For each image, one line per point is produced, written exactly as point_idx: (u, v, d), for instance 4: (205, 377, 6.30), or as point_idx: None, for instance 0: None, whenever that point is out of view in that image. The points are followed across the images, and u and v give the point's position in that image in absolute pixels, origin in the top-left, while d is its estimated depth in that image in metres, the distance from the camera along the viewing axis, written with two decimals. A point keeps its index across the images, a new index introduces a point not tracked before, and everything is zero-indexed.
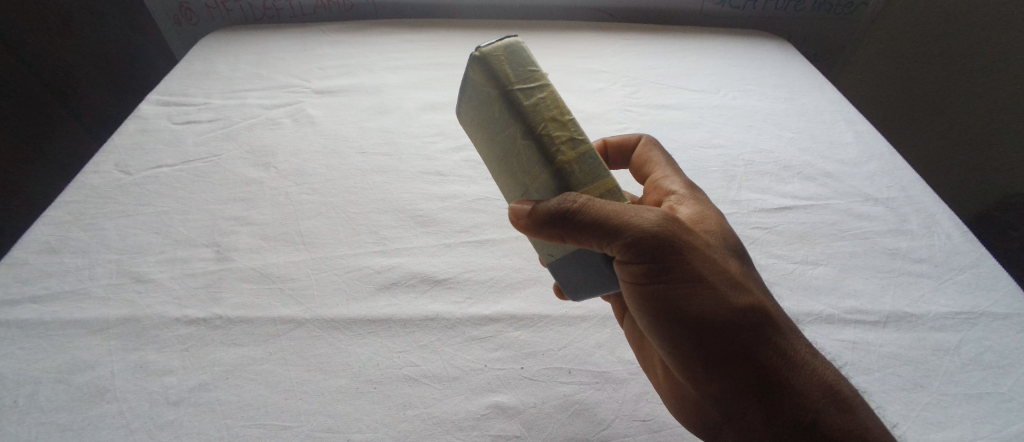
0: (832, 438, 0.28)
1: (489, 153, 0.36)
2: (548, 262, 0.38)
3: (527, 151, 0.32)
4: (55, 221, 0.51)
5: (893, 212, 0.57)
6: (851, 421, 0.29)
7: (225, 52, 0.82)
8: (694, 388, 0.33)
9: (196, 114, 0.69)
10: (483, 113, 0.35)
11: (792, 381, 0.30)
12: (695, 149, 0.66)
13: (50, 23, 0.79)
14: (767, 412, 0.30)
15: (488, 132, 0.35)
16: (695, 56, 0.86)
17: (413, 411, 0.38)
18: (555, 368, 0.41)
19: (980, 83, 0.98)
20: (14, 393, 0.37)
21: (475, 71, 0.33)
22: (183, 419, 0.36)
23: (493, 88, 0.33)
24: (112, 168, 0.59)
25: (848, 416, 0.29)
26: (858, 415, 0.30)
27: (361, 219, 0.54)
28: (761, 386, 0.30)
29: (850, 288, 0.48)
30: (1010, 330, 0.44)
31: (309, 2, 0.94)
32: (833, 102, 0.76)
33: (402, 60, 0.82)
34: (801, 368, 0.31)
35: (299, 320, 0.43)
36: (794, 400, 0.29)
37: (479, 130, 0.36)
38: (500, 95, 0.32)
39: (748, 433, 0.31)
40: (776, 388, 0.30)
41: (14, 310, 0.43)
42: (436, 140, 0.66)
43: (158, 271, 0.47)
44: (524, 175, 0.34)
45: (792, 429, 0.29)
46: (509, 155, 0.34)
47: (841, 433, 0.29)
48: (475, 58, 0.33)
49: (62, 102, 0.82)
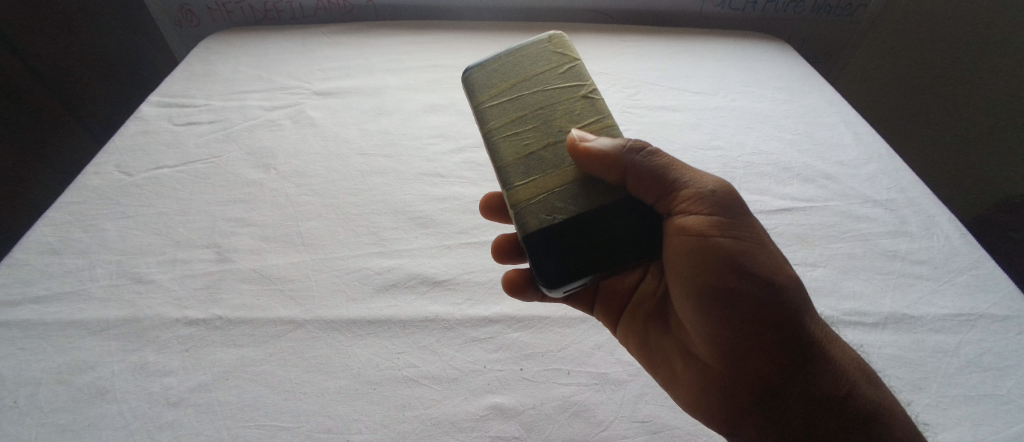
0: (862, 408, 0.33)
1: (539, 100, 0.44)
2: (538, 229, 0.38)
3: (592, 104, 0.44)
4: (56, 222, 0.52)
5: (892, 214, 0.57)
6: (877, 396, 0.34)
7: (226, 54, 0.83)
8: (736, 360, 0.36)
9: (197, 115, 0.69)
10: (552, 71, 0.45)
11: (832, 355, 0.34)
12: (695, 151, 0.66)
13: (51, 24, 0.79)
14: (807, 383, 0.34)
15: (553, 83, 0.44)
16: (695, 58, 0.86)
17: (413, 412, 0.38)
18: (554, 369, 0.41)
19: (982, 75, 0.98)
20: (14, 394, 0.37)
21: (553, 45, 0.47)
22: (183, 420, 0.36)
23: (564, 57, 0.46)
24: (112, 169, 0.59)
25: (875, 391, 0.34)
26: (881, 393, 0.34)
27: (361, 220, 0.54)
28: (804, 359, 0.34)
29: (849, 290, 0.48)
30: (1009, 332, 0.44)
31: (309, 4, 0.94)
32: (832, 104, 0.76)
33: (402, 62, 0.82)
34: (835, 348, 0.35)
35: (299, 321, 0.43)
36: (829, 376, 0.34)
37: (540, 81, 0.44)
38: (571, 62, 0.46)
39: (784, 403, 0.34)
40: (817, 362, 0.34)
41: (14, 311, 0.43)
42: (437, 141, 0.66)
43: (159, 272, 0.47)
44: (578, 122, 0.43)
45: (826, 396, 0.34)
46: (561, 101, 0.44)
47: (871, 404, 0.33)
48: (554, 38, 0.47)
49: (63, 103, 0.82)
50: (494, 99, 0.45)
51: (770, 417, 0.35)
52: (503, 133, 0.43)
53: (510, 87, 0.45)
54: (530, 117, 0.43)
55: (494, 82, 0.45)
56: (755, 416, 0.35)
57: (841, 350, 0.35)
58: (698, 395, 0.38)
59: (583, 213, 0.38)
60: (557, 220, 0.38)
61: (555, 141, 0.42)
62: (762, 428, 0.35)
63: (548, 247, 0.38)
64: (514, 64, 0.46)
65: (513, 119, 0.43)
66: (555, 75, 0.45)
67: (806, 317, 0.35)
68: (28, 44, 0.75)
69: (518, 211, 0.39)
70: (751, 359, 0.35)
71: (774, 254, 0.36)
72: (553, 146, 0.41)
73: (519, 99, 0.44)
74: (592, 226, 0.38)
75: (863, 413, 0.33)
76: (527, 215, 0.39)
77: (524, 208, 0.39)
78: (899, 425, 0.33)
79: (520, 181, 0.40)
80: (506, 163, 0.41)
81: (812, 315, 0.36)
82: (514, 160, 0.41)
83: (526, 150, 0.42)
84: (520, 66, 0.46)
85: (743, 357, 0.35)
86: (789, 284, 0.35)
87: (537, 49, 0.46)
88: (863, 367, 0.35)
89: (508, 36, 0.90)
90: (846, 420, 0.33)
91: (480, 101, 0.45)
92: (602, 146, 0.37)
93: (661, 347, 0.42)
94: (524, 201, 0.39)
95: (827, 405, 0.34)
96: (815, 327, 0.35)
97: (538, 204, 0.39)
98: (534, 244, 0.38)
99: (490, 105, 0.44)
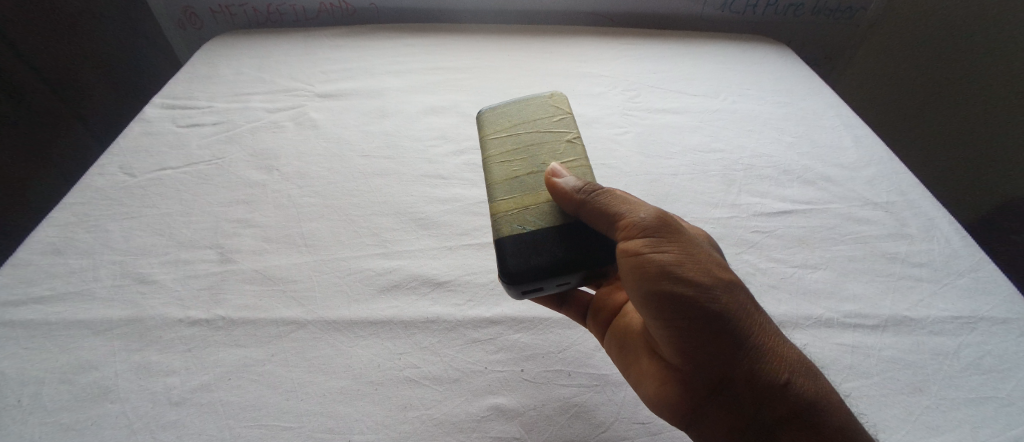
0: (805, 395, 0.32)
1: (531, 139, 0.48)
2: (509, 235, 0.40)
3: (574, 148, 0.47)
4: (59, 222, 0.52)
5: (892, 216, 0.57)
6: (816, 386, 0.32)
7: (230, 56, 0.83)
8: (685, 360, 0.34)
9: (200, 117, 0.69)
10: (547, 118, 0.50)
11: (768, 347, 0.33)
12: (695, 153, 0.66)
13: (56, 28, 0.80)
14: (751, 376, 0.32)
15: (546, 128, 0.49)
16: (696, 61, 0.87)
17: (414, 412, 0.38)
18: (555, 370, 0.41)
19: (984, 72, 0.96)
20: (18, 393, 0.37)
21: (554, 99, 0.52)
22: (185, 420, 0.37)
23: (560, 109, 0.50)
24: (117, 170, 0.59)
25: (814, 380, 0.33)
26: (821, 382, 0.33)
27: (362, 222, 0.54)
28: (745, 353, 0.32)
29: (849, 292, 0.48)
30: (1010, 334, 0.44)
31: (313, 7, 0.95)
32: (832, 106, 0.76)
33: (405, 64, 0.82)
34: (775, 340, 0.33)
35: (301, 322, 0.43)
36: (772, 364, 0.32)
37: (536, 124, 0.49)
38: (565, 114, 0.50)
39: (734, 398, 0.32)
40: (756, 354, 0.32)
41: (19, 311, 0.43)
42: (438, 143, 0.66)
43: (162, 272, 0.47)
44: (558, 159, 0.46)
45: (771, 385, 0.32)
46: (549, 143, 0.47)
47: (811, 392, 0.32)
48: (555, 94, 0.52)
49: (67, 106, 0.83)
50: (495, 134, 0.49)
51: (723, 409, 0.33)
52: (498, 160, 0.46)
53: (511, 126, 0.49)
54: (521, 151, 0.47)
55: (500, 120, 0.50)
56: (710, 412, 0.33)
57: (780, 342, 0.34)
58: (656, 389, 0.36)
59: (552, 227, 0.40)
60: (526, 230, 0.40)
61: (535, 170, 0.44)
62: (717, 422, 0.33)
63: (515, 250, 0.39)
64: (518, 108, 0.51)
65: (507, 151, 0.47)
66: (548, 123, 0.49)
67: (745, 314, 0.33)
68: (31, 46, 0.76)
69: (496, 219, 0.42)
70: (699, 357, 0.33)
71: (707, 259, 0.34)
72: (533, 175, 0.44)
73: (515, 139, 0.48)
74: (557, 243, 0.39)
75: (803, 400, 0.32)
76: (501, 223, 0.41)
77: (500, 217, 0.41)
78: (838, 412, 0.32)
79: (502, 196, 0.43)
80: (493, 183, 0.44)
81: (753, 310, 0.34)
82: (500, 181, 0.44)
83: (511, 175, 0.45)
84: (522, 112, 0.50)
85: (691, 354, 0.33)
86: (723, 285, 0.33)
87: (539, 100, 0.52)
88: (803, 360, 0.34)
89: (511, 39, 0.90)
90: (793, 409, 0.32)
91: (484, 133, 0.50)
92: (563, 185, 0.39)
93: (626, 343, 0.40)
94: (502, 212, 0.42)
95: (772, 396, 0.32)
96: (756, 322, 0.33)
97: (513, 215, 0.41)
98: (502, 248, 0.39)
99: (492, 136, 0.49)
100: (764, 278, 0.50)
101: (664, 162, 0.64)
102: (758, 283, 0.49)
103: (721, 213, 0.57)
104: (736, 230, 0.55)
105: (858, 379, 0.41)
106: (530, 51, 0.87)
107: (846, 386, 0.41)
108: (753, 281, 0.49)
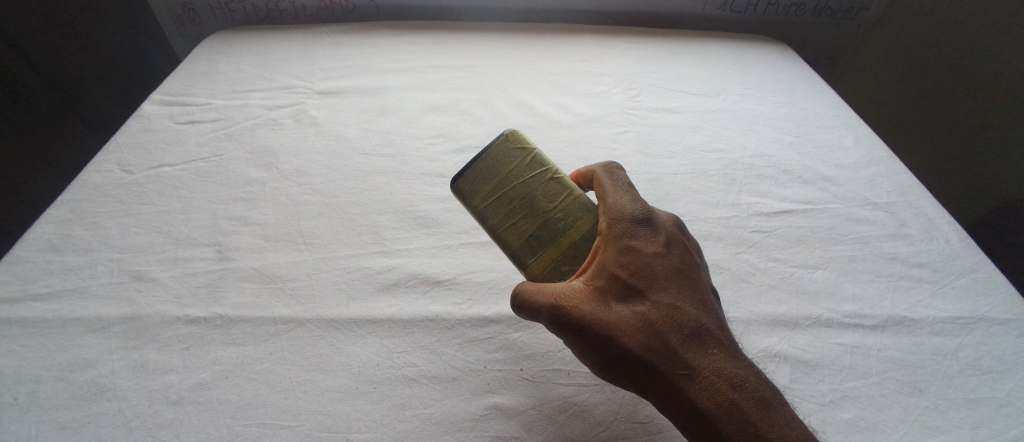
0: None
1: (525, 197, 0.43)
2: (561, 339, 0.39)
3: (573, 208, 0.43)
4: (56, 220, 0.52)
5: (893, 217, 0.57)
6: None
7: (228, 53, 0.83)
8: None
9: (199, 114, 0.69)
10: (519, 162, 0.44)
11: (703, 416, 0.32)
12: (695, 153, 0.66)
13: (59, 24, 0.80)
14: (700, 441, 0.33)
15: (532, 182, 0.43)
16: (697, 60, 0.86)
17: (412, 412, 0.38)
18: (554, 370, 0.41)
19: (984, 78, 0.97)
20: (14, 391, 0.37)
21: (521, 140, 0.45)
22: (182, 418, 0.36)
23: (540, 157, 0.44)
24: (114, 167, 0.59)
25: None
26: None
27: (362, 220, 0.54)
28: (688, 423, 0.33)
29: (849, 292, 0.48)
30: (1008, 335, 0.44)
31: (313, 4, 0.94)
32: (832, 107, 0.76)
33: (405, 62, 0.82)
34: (714, 403, 0.32)
35: (299, 321, 0.43)
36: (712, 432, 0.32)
37: (520, 177, 0.43)
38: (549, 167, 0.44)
39: None
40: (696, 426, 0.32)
41: (14, 308, 0.43)
42: (437, 141, 0.66)
43: (160, 270, 0.47)
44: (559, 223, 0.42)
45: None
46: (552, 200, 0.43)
47: None
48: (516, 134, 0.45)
49: (64, 102, 0.83)
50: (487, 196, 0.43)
51: None
52: (503, 226, 0.43)
53: (490, 180, 0.43)
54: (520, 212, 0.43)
55: (473, 180, 0.43)
56: None
57: (703, 354, 0.34)
58: None
59: None
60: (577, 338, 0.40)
61: (545, 222, 0.42)
62: None
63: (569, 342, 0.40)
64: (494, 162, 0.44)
65: (505, 213, 0.43)
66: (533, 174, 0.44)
67: (654, 356, 0.34)
68: (28, 42, 0.75)
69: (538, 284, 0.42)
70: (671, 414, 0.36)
71: (610, 341, 0.35)
72: (546, 227, 0.42)
73: (514, 194, 0.43)
74: None
75: None
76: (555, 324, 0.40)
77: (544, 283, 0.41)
78: None
79: (528, 259, 0.42)
80: (510, 249, 0.42)
81: (670, 338, 0.34)
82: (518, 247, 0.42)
83: (524, 235, 0.42)
84: (499, 160, 0.44)
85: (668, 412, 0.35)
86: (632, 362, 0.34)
87: (501, 145, 0.44)
88: (734, 369, 0.33)
89: (512, 37, 0.90)
90: None
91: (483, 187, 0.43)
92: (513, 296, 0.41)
93: None
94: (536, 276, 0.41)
95: None
96: (669, 350, 0.34)
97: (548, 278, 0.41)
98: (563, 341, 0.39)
99: (493, 194, 0.43)
100: (764, 278, 0.49)
101: (664, 162, 0.64)
102: (758, 283, 0.49)
103: (720, 212, 0.57)
104: (735, 230, 0.55)
105: (858, 379, 0.41)
106: (530, 49, 0.87)
107: (845, 386, 0.40)
108: (754, 281, 0.49)
